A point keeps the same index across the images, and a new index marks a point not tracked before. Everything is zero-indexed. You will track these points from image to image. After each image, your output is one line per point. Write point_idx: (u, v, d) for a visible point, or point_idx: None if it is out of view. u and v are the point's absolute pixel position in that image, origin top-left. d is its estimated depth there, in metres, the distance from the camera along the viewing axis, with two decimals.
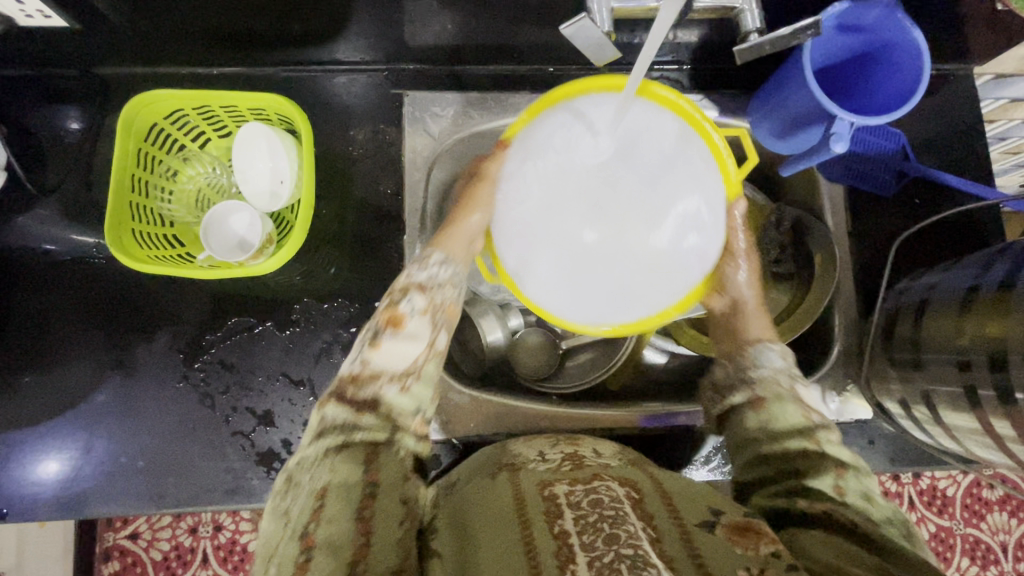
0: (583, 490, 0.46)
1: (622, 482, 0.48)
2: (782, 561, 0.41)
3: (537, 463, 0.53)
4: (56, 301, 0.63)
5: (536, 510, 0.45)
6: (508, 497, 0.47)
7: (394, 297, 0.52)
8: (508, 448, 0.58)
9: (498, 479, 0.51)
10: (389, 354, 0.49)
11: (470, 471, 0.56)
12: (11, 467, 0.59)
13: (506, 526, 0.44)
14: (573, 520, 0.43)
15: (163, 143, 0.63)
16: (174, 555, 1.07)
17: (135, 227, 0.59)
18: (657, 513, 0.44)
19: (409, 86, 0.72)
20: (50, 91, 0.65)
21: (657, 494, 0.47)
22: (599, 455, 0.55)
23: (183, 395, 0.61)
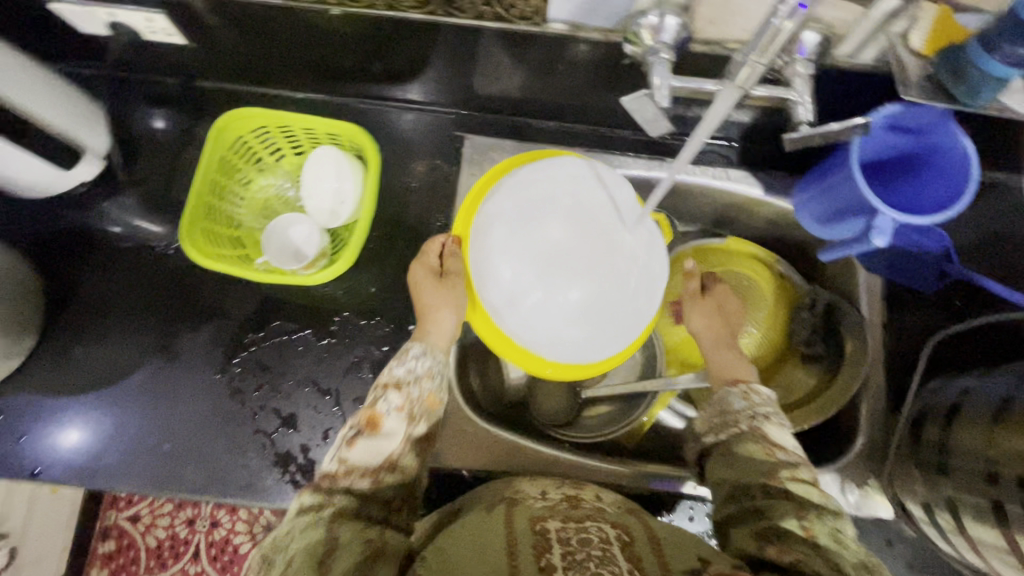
0: (574, 530, 0.50)
1: (615, 527, 0.51)
2: None
3: (536, 501, 0.57)
4: (121, 290, 0.71)
5: (526, 548, 0.48)
6: (502, 533, 0.50)
7: (375, 395, 0.56)
8: (513, 483, 0.62)
9: (494, 513, 0.55)
10: (360, 452, 0.53)
11: (474, 501, 0.60)
12: (52, 431, 0.66)
13: (493, 559, 0.47)
14: (561, 555, 0.46)
15: (245, 154, 0.70)
16: (168, 544, 1.21)
17: (207, 226, 0.66)
18: (645, 556, 0.47)
19: (471, 130, 0.78)
20: (162, 99, 0.75)
21: (647, 541, 0.50)
22: (599, 500, 0.58)
23: (226, 379, 0.68)
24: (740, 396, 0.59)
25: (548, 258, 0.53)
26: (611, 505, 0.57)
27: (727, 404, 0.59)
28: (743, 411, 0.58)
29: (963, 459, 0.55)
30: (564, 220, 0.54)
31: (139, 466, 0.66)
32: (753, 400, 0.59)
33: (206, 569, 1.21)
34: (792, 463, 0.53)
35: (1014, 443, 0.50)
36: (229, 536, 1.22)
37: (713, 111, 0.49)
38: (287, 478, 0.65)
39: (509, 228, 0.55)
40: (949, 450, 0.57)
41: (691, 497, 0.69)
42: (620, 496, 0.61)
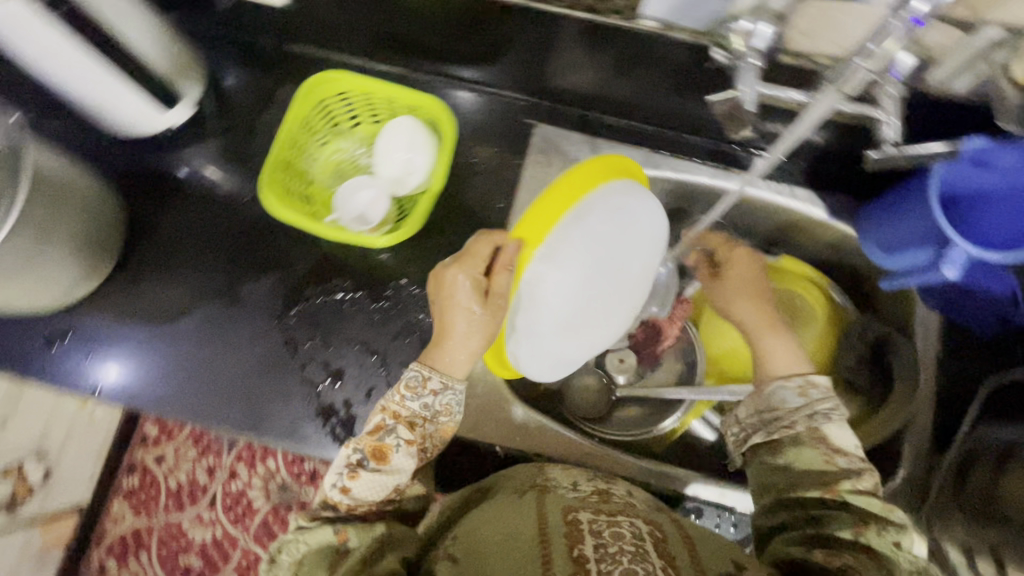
0: (606, 524, 0.49)
1: (648, 524, 0.50)
2: None
3: (567, 491, 0.57)
4: (192, 231, 0.75)
5: (558, 536, 0.47)
6: (534, 520, 0.50)
7: (385, 426, 0.57)
8: (545, 471, 0.62)
9: (525, 500, 0.55)
10: (364, 485, 0.55)
11: (502, 488, 0.60)
12: (114, 356, 0.70)
13: (526, 546, 0.46)
14: (594, 547, 0.45)
15: (325, 116, 0.73)
16: (187, 488, 1.27)
17: (284, 179, 0.69)
18: (678, 554, 0.46)
19: (542, 119, 0.79)
20: (254, 57, 0.79)
21: (681, 539, 0.49)
22: (631, 496, 0.58)
23: (281, 328, 0.71)
24: (796, 392, 0.57)
25: (589, 309, 0.56)
26: (642, 500, 0.57)
27: (780, 403, 0.57)
28: (800, 409, 0.56)
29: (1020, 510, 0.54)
30: (610, 270, 0.56)
31: (189, 399, 0.69)
32: (810, 396, 0.57)
33: (219, 518, 1.25)
34: (853, 472, 0.52)
35: None
36: (244, 489, 1.26)
37: (812, 112, 0.56)
38: (328, 430, 0.67)
39: (569, 279, 0.53)
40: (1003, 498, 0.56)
41: (718, 506, 0.69)
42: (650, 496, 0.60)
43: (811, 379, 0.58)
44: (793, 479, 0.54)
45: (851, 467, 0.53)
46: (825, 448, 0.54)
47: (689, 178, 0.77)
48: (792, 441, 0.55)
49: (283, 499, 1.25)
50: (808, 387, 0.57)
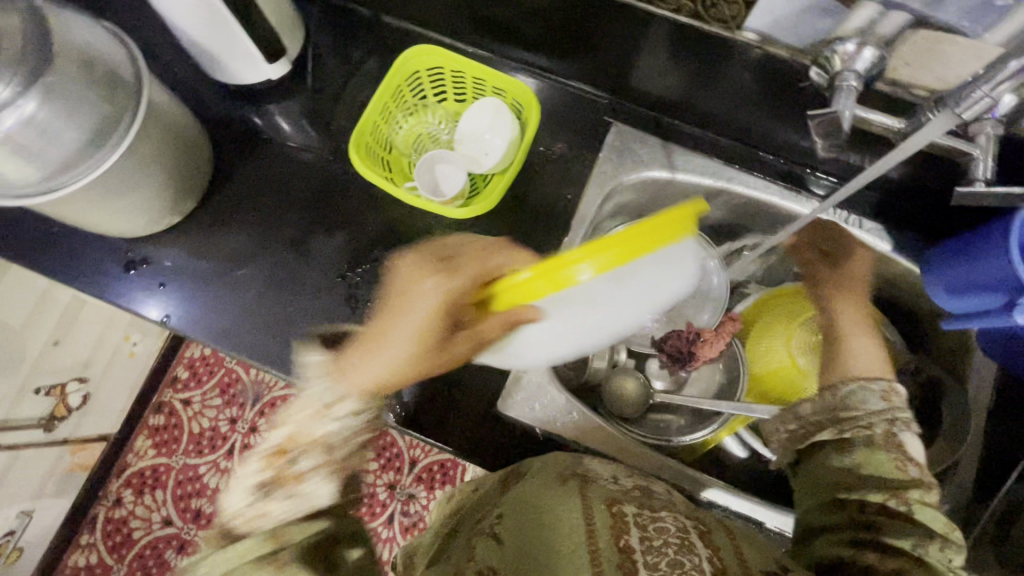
0: (650, 519, 0.50)
1: (689, 518, 0.51)
2: None
3: (608, 482, 0.56)
4: (272, 182, 0.78)
5: (604, 529, 0.47)
6: (580, 508, 0.50)
7: (279, 445, 0.48)
8: (583, 461, 0.61)
9: (567, 485, 0.54)
10: (276, 508, 0.46)
11: (540, 469, 0.58)
12: (184, 290, 0.73)
13: (575, 533, 0.47)
14: (640, 541, 0.46)
15: (415, 89, 0.76)
16: (208, 434, 1.29)
17: (370, 143, 0.72)
18: (723, 549, 0.47)
19: (619, 119, 0.81)
20: (350, 24, 0.82)
21: (722, 535, 0.50)
22: (670, 493, 0.58)
23: (344, 284, 0.73)
24: (878, 396, 0.58)
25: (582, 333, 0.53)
26: (679, 496, 0.58)
27: (859, 402, 0.58)
28: (880, 413, 0.57)
29: None
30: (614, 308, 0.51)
31: (250, 340, 0.72)
32: (894, 402, 0.57)
33: (235, 467, 1.27)
34: (921, 484, 0.53)
35: None
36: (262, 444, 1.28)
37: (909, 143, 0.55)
38: None
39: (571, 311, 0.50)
40: None
41: (748, 519, 0.68)
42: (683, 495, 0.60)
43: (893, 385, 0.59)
44: (854, 479, 0.54)
45: (916, 480, 0.53)
46: (898, 454, 0.55)
47: (758, 197, 0.78)
48: (864, 443, 0.56)
49: None
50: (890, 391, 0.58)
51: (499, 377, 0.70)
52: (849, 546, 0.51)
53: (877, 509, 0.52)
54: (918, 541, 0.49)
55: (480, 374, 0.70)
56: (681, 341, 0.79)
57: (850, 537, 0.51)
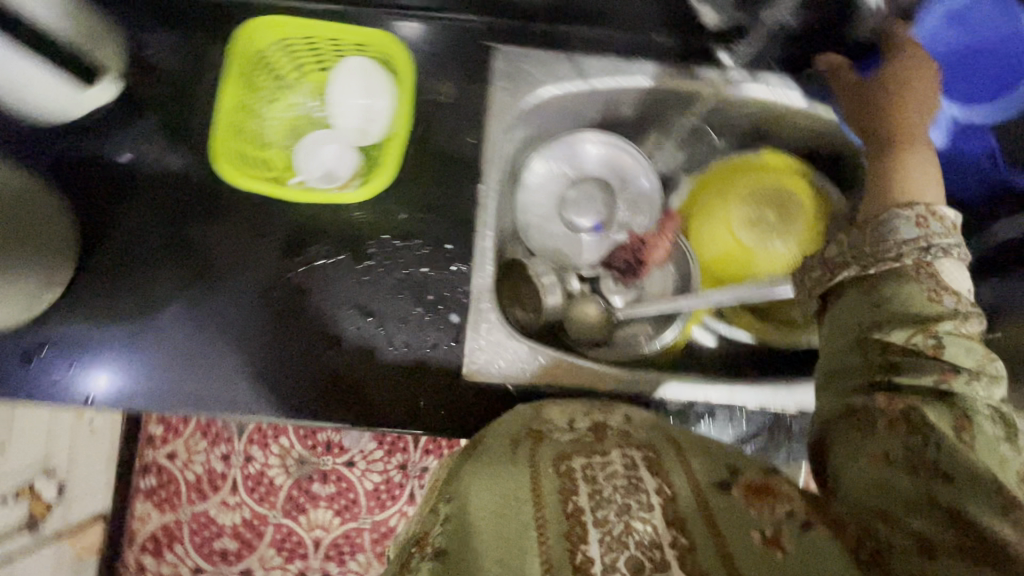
0: (601, 465, 0.43)
1: (639, 446, 0.46)
2: (795, 519, 0.39)
3: (563, 432, 0.50)
4: (151, 219, 0.70)
5: (551, 493, 0.41)
6: (522, 475, 0.43)
7: None
8: (542, 411, 0.55)
9: (516, 447, 0.47)
10: None
11: (491, 433, 0.52)
12: (102, 363, 0.67)
13: (516, 504, 0.40)
14: (588, 495, 0.40)
15: (266, 69, 0.67)
16: (206, 479, 1.26)
17: (237, 145, 0.64)
18: (675, 472, 0.43)
19: (501, 39, 0.74)
20: (176, 16, 0.72)
21: (674, 454, 0.45)
22: (629, 422, 0.52)
23: (269, 304, 0.68)
24: (913, 223, 0.47)
25: None
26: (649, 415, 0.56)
27: (891, 233, 0.47)
28: (915, 243, 0.46)
29: None
30: None
31: (188, 391, 0.67)
32: (930, 228, 0.47)
33: (244, 500, 1.26)
34: (959, 313, 0.44)
35: None
36: (264, 469, 1.26)
37: None
38: (338, 398, 0.66)
39: None
40: None
41: (730, 405, 0.69)
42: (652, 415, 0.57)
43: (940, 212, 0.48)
44: (883, 316, 0.45)
45: (950, 314, 0.44)
46: (931, 283, 0.45)
47: (665, 83, 0.75)
48: (892, 275, 0.46)
49: (304, 472, 1.27)
50: (928, 218, 0.47)
51: (458, 347, 0.68)
52: (859, 393, 0.44)
53: (903, 347, 0.43)
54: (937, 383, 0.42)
55: (437, 351, 0.67)
56: (630, 251, 0.80)
57: (862, 387, 0.44)
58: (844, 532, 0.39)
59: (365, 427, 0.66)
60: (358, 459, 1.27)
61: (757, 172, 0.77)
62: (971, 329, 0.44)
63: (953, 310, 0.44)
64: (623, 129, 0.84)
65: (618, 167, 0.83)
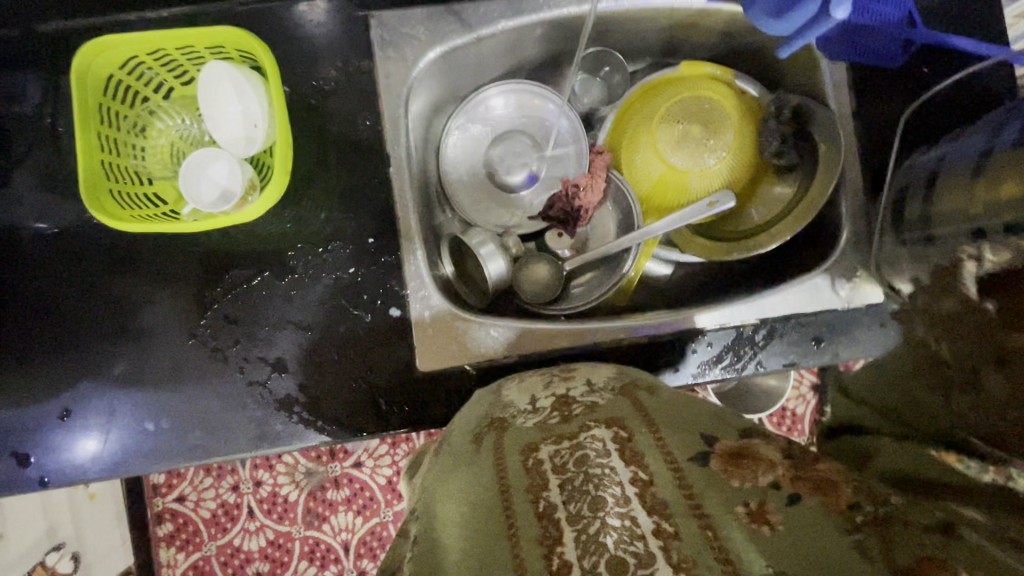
0: (569, 450, 0.45)
1: (608, 424, 0.46)
2: (782, 491, 0.41)
3: (527, 417, 0.51)
4: (59, 282, 0.65)
5: (521, 493, 0.43)
6: (489, 477, 0.45)
7: None
8: (501, 395, 0.56)
9: (483, 448, 0.48)
10: None
11: (453, 429, 0.53)
12: (46, 441, 0.64)
13: (488, 515, 0.42)
14: (559, 489, 0.42)
15: (124, 96, 0.63)
16: (221, 512, 1.26)
17: (113, 188, 0.60)
18: (648, 452, 0.43)
19: (374, 6, 0.68)
20: (13, 59, 0.65)
21: (646, 429, 0.45)
22: (592, 390, 0.52)
23: (201, 342, 0.65)
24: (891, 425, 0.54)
25: None
26: (609, 372, 0.55)
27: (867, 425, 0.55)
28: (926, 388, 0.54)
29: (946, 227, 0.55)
30: None
31: (144, 449, 0.64)
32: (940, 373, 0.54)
33: (264, 523, 1.26)
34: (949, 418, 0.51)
35: (1001, 193, 0.50)
36: (276, 490, 1.26)
37: None
38: (296, 420, 0.64)
39: None
40: (933, 220, 0.56)
41: (689, 332, 0.67)
42: (613, 368, 0.56)
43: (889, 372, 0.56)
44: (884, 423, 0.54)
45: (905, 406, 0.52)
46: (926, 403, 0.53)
47: (561, 15, 0.70)
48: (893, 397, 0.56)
49: (315, 483, 1.27)
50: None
51: (405, 341, 0.65)
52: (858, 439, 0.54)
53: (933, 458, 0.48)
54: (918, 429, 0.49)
55: (386, 349, 0.65)
56: (566, 199, 0.75)
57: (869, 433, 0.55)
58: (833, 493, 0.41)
59: (334, 439, 0.64)
60: (365, 459, 1.28)
61: (678, 88, 0.73)
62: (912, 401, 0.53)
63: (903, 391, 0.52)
64: (530, 73, 0.79)
65: (532, 114, 0.79)
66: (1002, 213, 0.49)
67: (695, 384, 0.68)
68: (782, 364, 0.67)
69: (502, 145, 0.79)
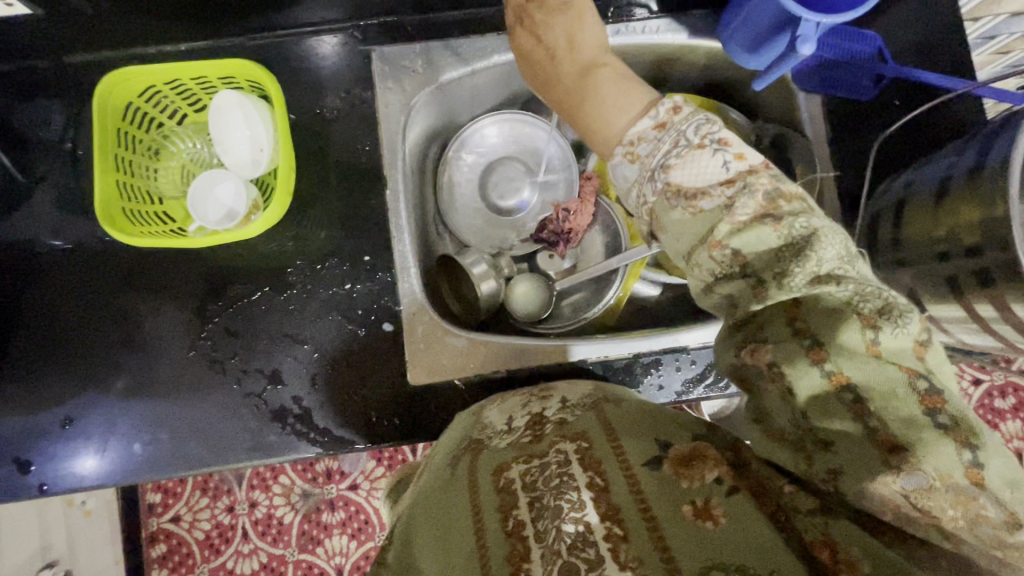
0: (538, 467, 0.46)
1: (573, 437, 0.47)
2: (723, 486, 0.42)
3: (501, 437, 0.52)
4: (71, 297, 0.69)
5: (491, 511, 0.44)
6: (463, 496, 0.46)
7: None
8: (482, 416, 0.57)
9: (459, 469, 0.50)
10: None
11: (438, 453, 0.56)
12: (47, 451, 0.66)
13: (459, 531, 0.44)
14: (527, 506, 0.44)
15: (141, 122, 0.67)
16: (215, 533, 1.26)
17: (126, 206, 0.64)
18: (604, 459, 0.44)
19: (377, 41, 0.73)
20: (40, 87, 0.70)
21: (606, 438, 0.46)
22: (565, 407, 0.54)
23: (201, 355, 0.67)
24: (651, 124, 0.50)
25: None
26: (586, 389, 0.57)
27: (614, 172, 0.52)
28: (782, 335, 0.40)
29: (914, 249, 0.57)
30: None
31: (141, 460, 0.66)
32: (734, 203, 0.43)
33: (258, 545, 1.25)
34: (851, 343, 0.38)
35: (961, 217, 0.52)
36: (271, 511, 1.26)
37: None
38: (290, 431, 0.66)
39: None
40: (903, 243, 0.59)
41: (674, 349, 0.69)
42: (591, 385, 0.58)
43: (739, 149, 0.44)
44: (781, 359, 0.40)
45: (724, 195, 0.43)
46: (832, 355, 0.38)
47: None
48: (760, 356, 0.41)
49: (310, 504, 1.27)
50: (635, 146, 0.50)
51: (397, 355, 0.68)
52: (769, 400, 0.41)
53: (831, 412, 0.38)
54: (784, 318, 0.40)
55: (379, 362, 0.67)
56: (557, 222, 0.78)
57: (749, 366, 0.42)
58: (768, 494, 0.41)
59: (325, 451, 0.66)
60: (361, 480, 1.28)
61: None
62: (748, 211, 0.42)
63: (726, 202, 0.43)
64: (523, 102, 0.84)
65: (524, 141, 0.83)
66: (965, 235, 0.52)
67: (680, 401, 0.69)
68: None
69: (496, 170, 0.83)
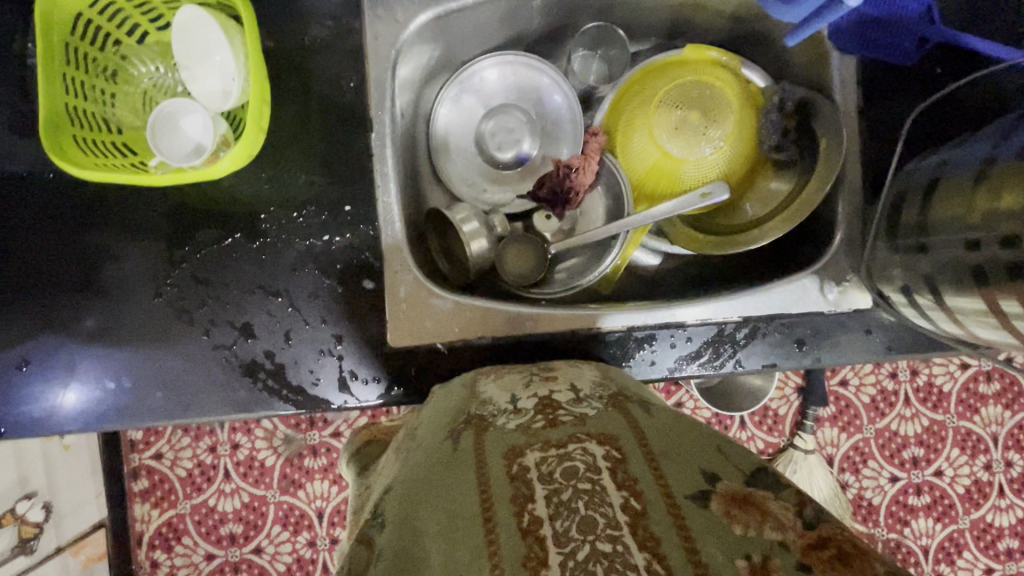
0: (556, 459, 0.43)
1: (601, 440, 0.45)
2: (789, 552, 0.39)
3: (507, 417, 0.50)
4: (25, 229, 0.63)
5: (504, 501, 0.41)
6: (469, 479, 0.44)
7: None
8: (478, 391, 0.55)
9: (462, 445, 0.47)
10: None
11: (430, 420, 0.53)
12: (5, 391, 0.62)
13: (465, 517, 0.41)
14: (545, 501, 0.41)
15: (98, 39, 0.60)
16: (197, 472, 1.26)
17: (77, 133, 0.58)
18: (641, 478, 0.42)
19: None
20: None
21: (641, 455, 0.44)
22: (578, 398, 0.52)
23: (167, 302, 0.63)
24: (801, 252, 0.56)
25: None
26: (593, 377, 0.55)
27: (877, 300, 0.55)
28: None
29: (941, 235, 0.52)
30: None
31: (104, 407, 0.62)
32: None
33: (240, 485, 1.26)
34: None
35: (1001, 203, 0.47)
36: (253, 454, 1.26)
37: None
38: (262, 386, 0.62)
39: None
40: (928, 228, 0.54)
41: (670, 325, 0.65)
42: (596, 370, 0.57)
43: None
44: None
45: None
46: None
47: None
48: None
49: (293, 449, 1.26)
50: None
51: (377, 316, 0.64)
52: None
53: None
54: None
55: (357, 320, 0.63)
56: (557, 178, 0.72)
57: None
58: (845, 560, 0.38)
59: (299, 409, 0.63)
60: (343, 428, 1.27)
61: (681, 72, 0.71)
62: None
63: None
64: (528, 45, 0.76)
65: (527, 87, 0.76)
66: (1002, 224, 0.47)
67: (672, 378, 0.66)
68: (761, 364, 0.66)
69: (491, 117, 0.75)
